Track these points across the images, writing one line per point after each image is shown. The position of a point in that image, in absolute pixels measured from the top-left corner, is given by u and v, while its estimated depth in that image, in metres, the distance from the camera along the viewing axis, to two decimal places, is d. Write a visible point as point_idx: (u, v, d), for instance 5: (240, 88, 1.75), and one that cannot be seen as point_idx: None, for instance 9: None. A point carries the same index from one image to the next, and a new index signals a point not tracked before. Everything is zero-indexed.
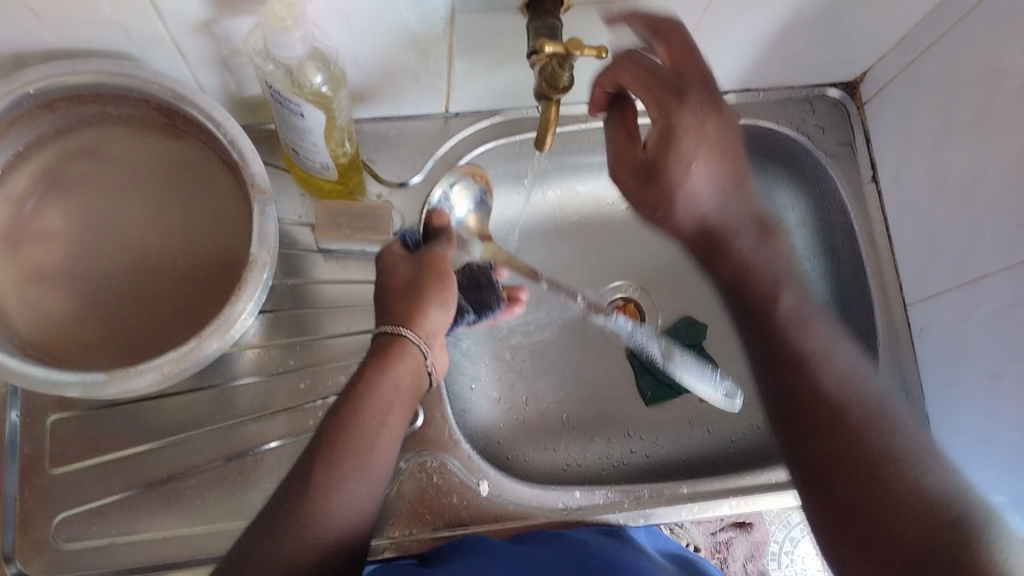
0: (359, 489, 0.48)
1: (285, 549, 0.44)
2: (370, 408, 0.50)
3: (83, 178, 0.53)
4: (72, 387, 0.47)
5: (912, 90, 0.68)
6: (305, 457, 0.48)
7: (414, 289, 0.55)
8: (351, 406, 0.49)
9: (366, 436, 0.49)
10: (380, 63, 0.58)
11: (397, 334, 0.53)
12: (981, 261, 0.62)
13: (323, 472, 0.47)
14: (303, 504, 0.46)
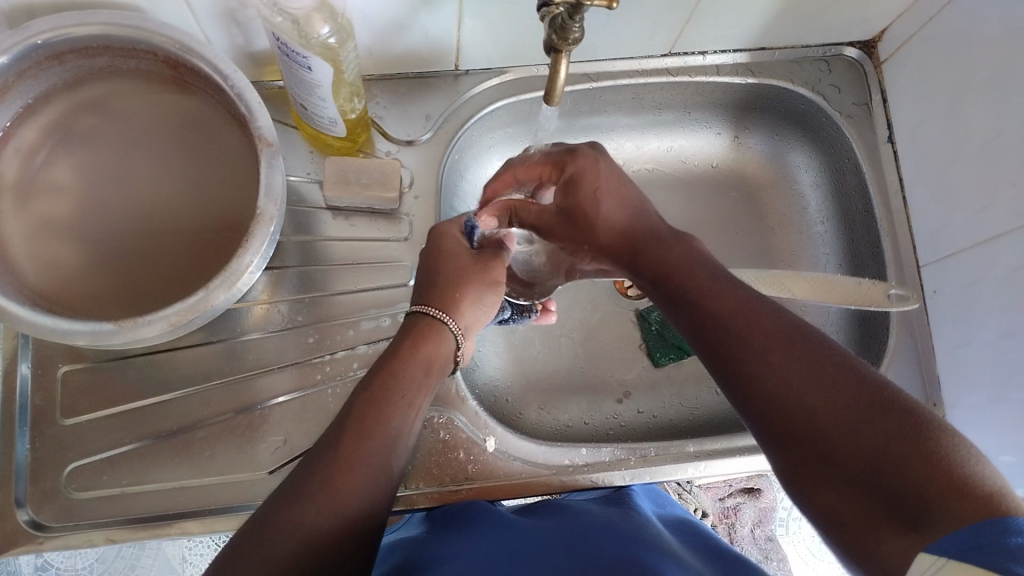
0: (383, 464, 0.46)
1: (312, 512, 0.41)
2: (401, 388, 0.49)
3: (92, 132, 0.53)
4: (81, 336, 0.47)
5: (931, 48, 0.66)
6: (333, 430, 0.46)
7: (454, 281, 0.56)
8: (362, 404, 0.48)
9: (376, 426, 0.46)
10: (387, 18, 0.58)
11: (439, 319, 0.54)
12: (996, 222, 0.61)
13: (352, 442, 0.45)
14: (330, 470, 0.43)
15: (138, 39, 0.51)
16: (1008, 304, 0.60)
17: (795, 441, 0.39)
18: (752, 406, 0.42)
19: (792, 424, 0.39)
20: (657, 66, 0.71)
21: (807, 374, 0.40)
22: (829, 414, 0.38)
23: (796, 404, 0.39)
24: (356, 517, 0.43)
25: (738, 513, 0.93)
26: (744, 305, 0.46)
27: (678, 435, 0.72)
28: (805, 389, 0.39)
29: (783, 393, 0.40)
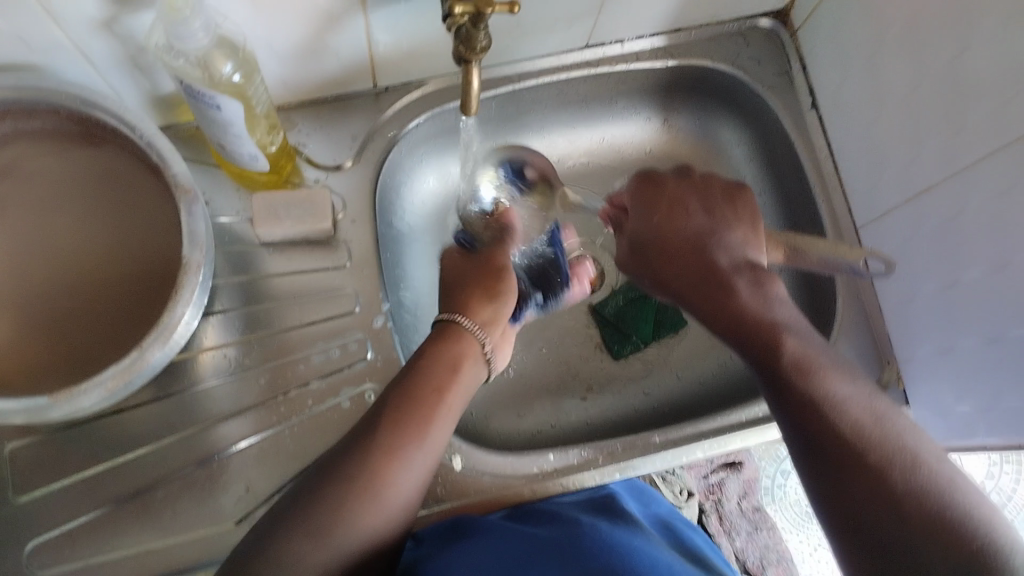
0: (422, 459, 0.49)
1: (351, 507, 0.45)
2: (432, 383, 0.52)
3: (3, 200, 0.51)
4: (15, 414, 0.46)
5: (841, 10, 0.67)
6: (370, 421, 0.50)
7: (465, 288, 0.60)
8: (395, 399, 0.51)
9: (424, 436, 0.49)
10: (296, 45, 0.57)
11: (455, 321, 0.57)
12: (924, 174, 0.62)
13: (390, 439, 0.48)
14: (370, 465, 0.47)
15: (37, 99, 0.50)
16: (946, 254, 0.61)
17: (846, 478, 0.43)
18: (819, 443, 0.46)
19: (860, 467, 0.43)
20: (577, 59, 0.71)
21: (889, 448, 0.44)
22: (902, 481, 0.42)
23: (876, 462, 0.43)
24: (394, 510, 0.47)
25: (722, 488, 0.95)
26: (842, 393, 0.48)
27: (645, 425, 0.73)
28: (890, 452, 0.44)
29: (861, 449, 0.44)
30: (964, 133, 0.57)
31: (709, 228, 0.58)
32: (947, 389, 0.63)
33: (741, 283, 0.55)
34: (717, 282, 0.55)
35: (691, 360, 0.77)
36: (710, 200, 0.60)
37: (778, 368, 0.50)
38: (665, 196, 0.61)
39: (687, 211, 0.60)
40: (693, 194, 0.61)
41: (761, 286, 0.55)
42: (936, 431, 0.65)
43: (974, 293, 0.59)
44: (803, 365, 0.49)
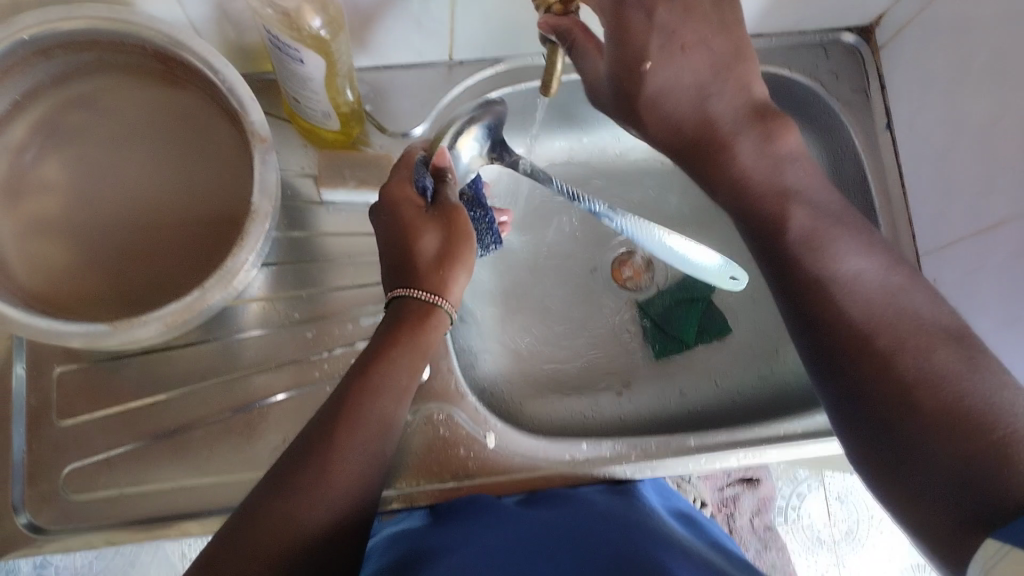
0: (366, 455, 0.47)
1: (292, 510, 0.44)
2: (387, 378, 0.50)
3: (83, 129, 0.53)
4: (74, 337, 0.47)
5: (929, 33, 0.65)
6: (323, 415, 0.48)
7: (447, 255, 0.52)
8: (350, 389, 0.49)
9: (356, 443, 0.47)
10: (380, 7, 0.57)
11: (434, 304, 0.51)
12: (997, 207, 0.60)
13: (338, 434, 0.46)
14: (313, 464, 0.45)
15: (126, 33, 0.50)
16: (1009, 292, 0.60)
17: (878, 421, 0.46)
18: (846, 372, 0.48)
19: (879, 401, 0.46)
20: None
21: (918, 372, 0.45)
22: (932, 411, 0.43)
23: (903, 401, 0.45)
24: (339, 508, 0.46)
25: (737, 502, 0.91)
26: (855, 287, 0.49)
27: (679, 427, 0.72)
28: (919, 385, 0.44)
29: (886, 383, 0.46)
30: None
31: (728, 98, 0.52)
32: None
33: (745, 141, 0.53)
34: (714, 146, 0.53)
35: (731, 368, 0.76)
36: (690, 33, 0.49)
37: (785, 248, 0.52)
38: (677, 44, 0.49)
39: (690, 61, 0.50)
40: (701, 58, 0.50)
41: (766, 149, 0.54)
42: None
43: None
44: (808, 238, 0.51)
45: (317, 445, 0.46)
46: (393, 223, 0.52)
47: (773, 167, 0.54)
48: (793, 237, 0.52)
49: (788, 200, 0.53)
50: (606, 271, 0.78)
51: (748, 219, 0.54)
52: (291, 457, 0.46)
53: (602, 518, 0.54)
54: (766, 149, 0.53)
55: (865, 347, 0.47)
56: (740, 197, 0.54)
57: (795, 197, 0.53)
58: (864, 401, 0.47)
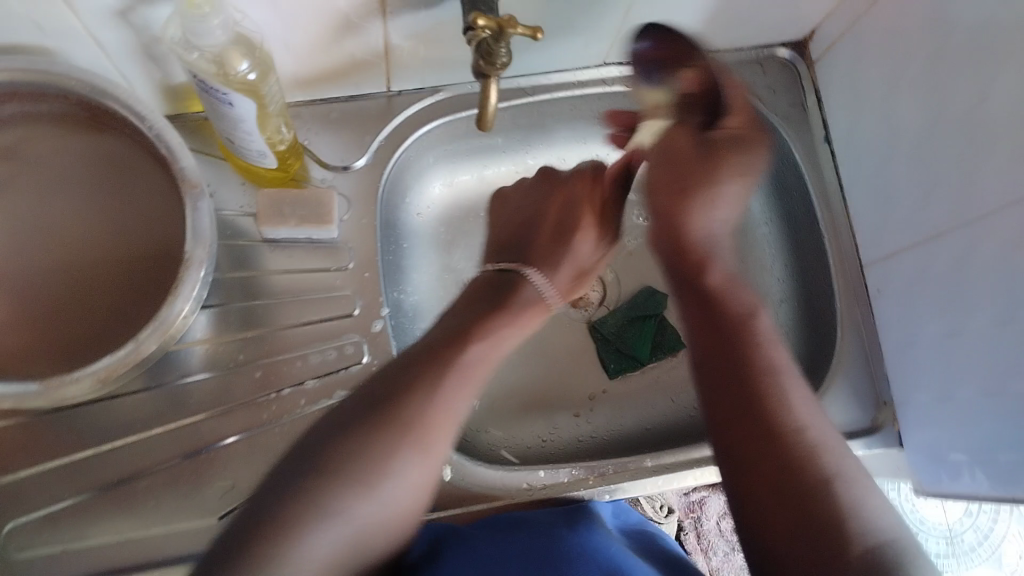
0: (452, 424, 0.47)
1: (358, 457, 0.43)
2: (481, 346, 0.51)
3: (8, 182, 0.51)
4: (7, 398, 0.47)
5: (862, 47, 0.67)
6: (411, 368, 0.48)
7: (562, 221, 0.63)
8: (448, 352, 0.50)
9: (468, 379, 0.49)
10: (313, 44, 0.56)
11: (523, 276, 0.59)
12: (934, 219, 0.62)
13: (429, 390, 0.47)
14: (405, 417, 0.45)
15: (48, 83, 0.50)
16: (950, 300, 0.61)
17: (756, 460, 0.45)
18: (726, 417, 0.47)
19: (797, 481, 0.44)
20: (593, 76, 0.71)
21: (818, 464, 0.44)
22: (839, 506, 0.43)
23: (816, 489, 0.43)
24: (412, 480, 0.45)
25: (703, 506, 0.93)
26: (798, 398, 0.48)
27: (637, 448, 0.73)
28: (819, 480, 0.44)
29: (805, 469, 0.44)
30: (979, 183, 0.57)
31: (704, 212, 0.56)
32: (938, 435, 0.63)
33: (725, 187, 0.56)
34: (696, 268, 0.55)
35: (686, 384, 0.76)
36: (734, 123, 0.57)
37: (726, 319, 0.52)
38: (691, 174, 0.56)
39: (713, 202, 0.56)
40: (728, 195, 0.57)
41: (717, 261, 0.55)
42: (925, 475, 0.65)
43: (976, 341, 0.59)
44: (771, 339, 0.51)
45: (433, 371, 0.48)
46: (542, 186, 0.66)
47: (732, 300, 0.53)
48: (711, 284, 0.54)
49: (726, 295, 0.53)
50: None
51: (716, 309, 0.52)
52: (404, 367, 0.48)
53: (564, 539, 0.55)
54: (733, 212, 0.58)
55: (774, 427, 0.46)
56: (690, 251, 0.56)
57: (763, 309, 0.54)
58: (765, 478, 0.45)
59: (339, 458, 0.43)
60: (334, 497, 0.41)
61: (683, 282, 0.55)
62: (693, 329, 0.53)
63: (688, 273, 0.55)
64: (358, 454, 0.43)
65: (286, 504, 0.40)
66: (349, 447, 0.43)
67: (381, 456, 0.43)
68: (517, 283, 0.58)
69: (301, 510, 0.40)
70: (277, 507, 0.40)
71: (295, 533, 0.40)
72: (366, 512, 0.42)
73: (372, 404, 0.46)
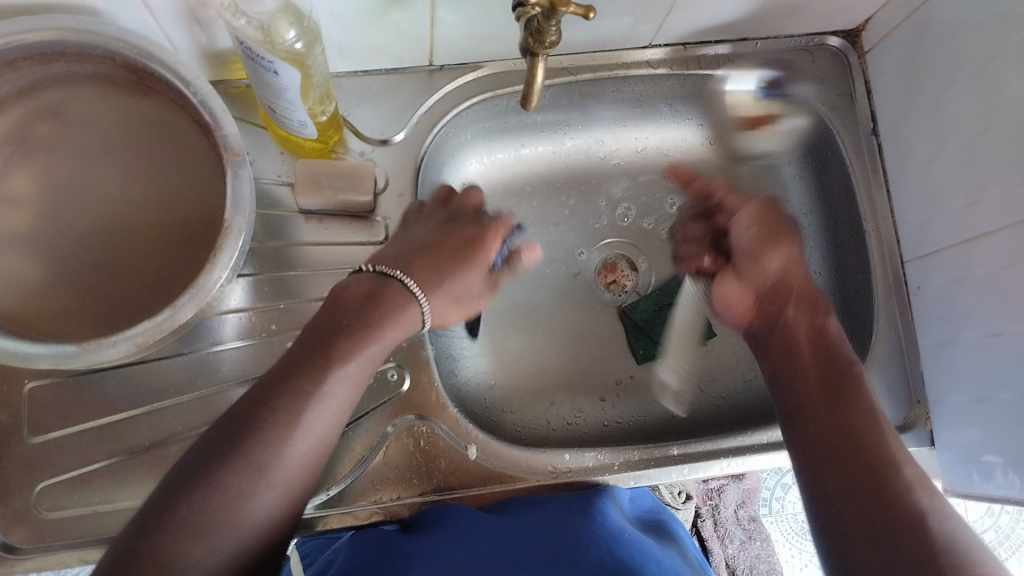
0: (293, 448, 0.46)
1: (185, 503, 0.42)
2: (319, 349, 0.48)
3: (50, 140, 0.51)
4: (44, 360, 0.47)
5: (916, 39, 0.65)
6: (257, 393, 0.47)
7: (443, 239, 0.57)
8: (288, 365, 0.48)
9: (332, 405, 0.48)
10: (358, 15, 0.55)
11: (390, 277, 0.52)
12: (982, 218, 0.60)
13: (252, 416, 0.45)
14: (245, 450, 0.44)
15: (95, 43, 0.49)
16: (993, 303, 0.59)
17: (852, 481, 0.48)
18: (828, 446, 0.50)
19: (899, 510, 0.45)
20: (637, 58, 0.69)
21: (913, 496, 0.46)
22: (971, 543, 0.43)
23: (915, 518, 0.45)
24: (268, 511, 0.45)
25: (722, 494, 0.92)
26: (890, 435, 0.50)
27: (663, 434, 0.72)
28: (919, 507, 0.45)
29: (891, 489, 0.46)
30: None
31: (781, 272, 0.61)
32: (972, 438, 0.62)
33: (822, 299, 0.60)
34: (781, 297, 0.60)
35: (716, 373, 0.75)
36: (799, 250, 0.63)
37: (842, 400, 0.52)
38: (777, 227, 0.63)
39: (773, 254, 0.61)
40: (784, 255, 0.61)
41: (809, 308, 0.59)
42: (957, 476, 0.64)
43: (1017, 346, 0.58)
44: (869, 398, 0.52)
45: (287, 396, 0.46)
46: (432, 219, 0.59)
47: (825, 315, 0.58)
48: (813, 328, 0.57)
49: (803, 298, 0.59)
50: (588, 275, 0.77)
51: (795, 360, 0.56)
52: (280, 379, 0.47)
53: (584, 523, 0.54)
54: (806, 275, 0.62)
55: (868, 467, 0.48)
56: (770, 294, 0.61)
57: (831, 313, 0.58)
58: (859, 488, 0.47)
59: (181, 513, 0.42)
60: (179, 549, 0.41)
61: (767, 330, 0.60)
62: (778, 389, 0.56)
63: (774, 305, 0.60)
64: (202, 506, 0.42)
65: (139, 560, 0.40)
66: (196, 497, 0.42)
67: (227, 502, 0.43)
68: (387, 292, 0.52)
69: (149, 564, 0.40)
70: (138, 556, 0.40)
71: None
72: (227, 550, 0.43)
73: (223, 445, 0.44)
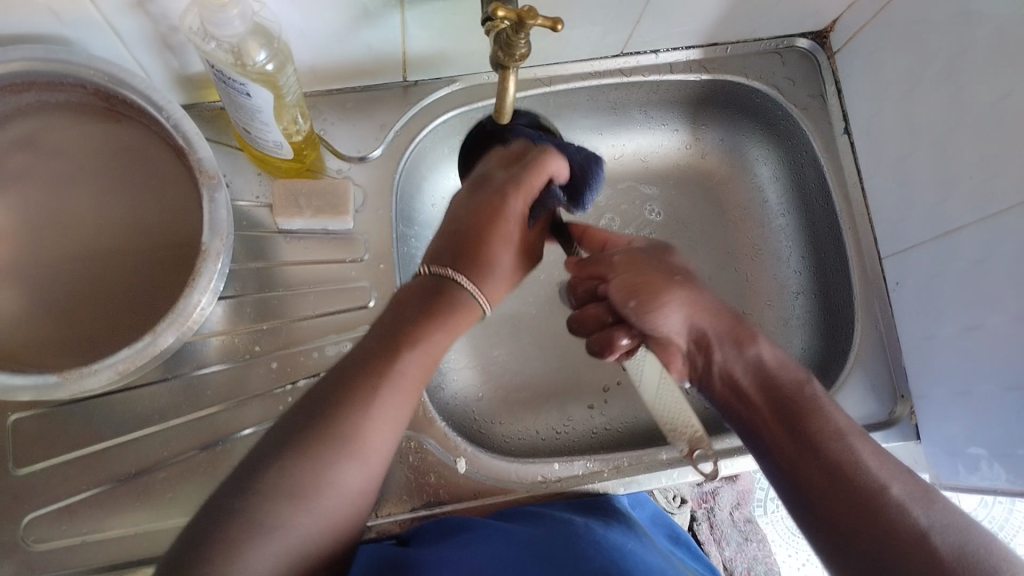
0: (374, 431, 0.47)
1: (271, 475, 0.43)
2: (387, 344, 0.50)
3: (24, 171, 0.51)
4: (24, 391, 0.46)
5: (883, 38, 0.66)
6: (326, 386, 0.48)
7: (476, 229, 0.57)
8: (354, 363, 0.49)
9: (405, 393, 0.50)
10: (329, 34, 0.56)
11: (443, 274, 0.55)
12: (955, 212, 0.61)
13: (331, 405, 0.47)
14: (326, 432, 0.45)
15: (66, 72, 0.49)
16: (970, 295, 0.60)
17: (843, 513, 0.45)
18: (803, 481, 0.47)
19: (852, 487, 0.45)
20: (610, 66, 0.70)
21: (911, 516, 0.43)
22: (943, 517, 0.44)
23: (875, 489, 0.45)
24: (352, 489, 0.46)
25: (716, 496, 0.90)
26: (867, 453, 0.47)
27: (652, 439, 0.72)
28: (881, 481, 0.45)
29: (855, 477, 0.46)
30: (1001, 177, 0.57)
31: (688, 334, 0.57)
32: (955, 431, 0.63)
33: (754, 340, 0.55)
34: (707, 347, 0.56)
35: None
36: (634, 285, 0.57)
37: (806, 430, 0.49)
38: (650, 289, 0.56)
39: (666, 313, 0.56)
40: (682, 302, 0.56)
41: (740, 348, 0.55)
42: (942, 469, 0.65)
43: (995, 337, 0.58)
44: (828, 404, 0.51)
45: (364, 382, 0.48)
46: (475, 197, 0.58)
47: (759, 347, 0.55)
48: (747, 364, 0.54)
49: (731, 348, 0.55)
50: None
51: (755, 408, 0.52)
52: (348, 374, 0.48)
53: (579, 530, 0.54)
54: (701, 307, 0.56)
55: (850, 494, 0.45)
56: (748, 383, 0.53)
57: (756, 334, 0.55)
58: (853, 523, 0.44)
59: (277, 481, 0.43)
60: (270, 516, 0.42)
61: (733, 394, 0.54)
62: (750, 432, 0.53)
63: (750, 412, 0.53)
64: (290, 475, 0.44)
65: (228, 522, 0.41)
66: (281, 474, 0.43)
67: (318, 474, 0.44)
68: (450, 289, 0.54)
69: (240, 529, 0.41)
70: (214, 535, 0.41)
71: (232, 549, 0.40)
72: (314, 527, 0.44)
73: (306, 426, 0.46)
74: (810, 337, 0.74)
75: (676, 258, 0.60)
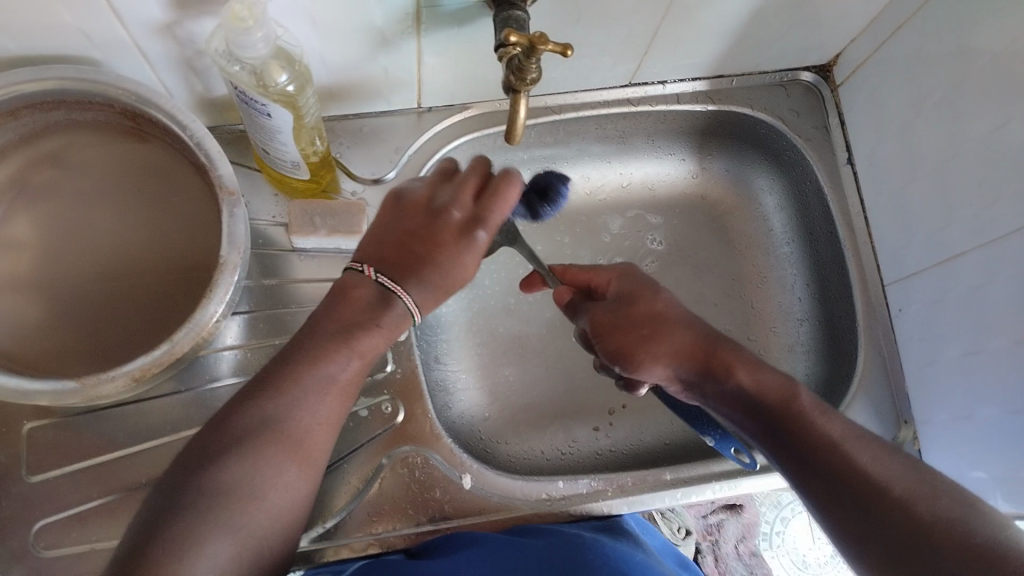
0: (305, 417, 0.47)
1: (207, 477, 0.43)
2: (314, 343, 0.49)
3: (53, 187, 0.53)
4: (43, 396, 0.47)
5: (886, 71, 0.67)
6: (246, 391, 0.47)
7: (435, 238, 0.51)
8: (280, 364, 0.49)
9: (341, 393, 0.49)
10: (347, 60, 0.58)
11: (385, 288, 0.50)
12: (955, 240, 0.62)
13: (256, 402, 0.46)
14: (260, 429, 0.45)
15: (95, 92, 0.51)
16: (970, 323, 0.61)
17: (851, 513, 0.45)
18: (813, 487, 0.48)
19: (855, 488, 0.46)
20: (619, 96, 0.72)
21: (919, 507, 0.44)
22: (945, 511, 0.44)
23: (876, 487, 0.45)
24: (290, 484, 0.46)
25: (721, 529, 0.90)
26: (865, 454, 0.47)
27: (654, 461, 0.72)
28: (880, 484, 0.45)
29: (858, 477, 0.46)
30: (999, 204, 0.58)
31: (673, 376, 0.56)
32: (960, 456, 0.63)
33: (735, 362, 0.53)
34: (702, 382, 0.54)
35: None
36: (623, 336, 0.55)
37: (804, 440, 0.49)
38: (627, 353, 0.55)
39: (648, 368, 0.55)
40: (659, 357, 0.54)
41: (727, 379, 0.52)
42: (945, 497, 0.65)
43: (996, 363, 0.59)
44: (820, 411, 0.50)
45: (291, 377, 0.48)
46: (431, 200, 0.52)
47: (744, 365, 0.53)
48: (735, 391, 0.52)
49: (720, 375, 0.53)
50: None
51: (756, 422, 0.52)
52: (275, 374, 0.48)
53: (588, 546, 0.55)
54: (682, 350, 0.54)
55: (857, 494, 0.46)
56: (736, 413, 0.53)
57: (740, 357, 0.53)
58: (860, 522, 0.45)
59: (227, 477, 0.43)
60: (225, 509, 0.42)
61: (724, 405, 0.53)
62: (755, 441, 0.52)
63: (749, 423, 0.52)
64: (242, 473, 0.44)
65: (181, 516, 0.41)
66: (216, 471, 0.43)
67: (255, 469, 0.44)
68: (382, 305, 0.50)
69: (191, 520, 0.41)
70: (154, 537, 0.40)
71: (194, 543, 0.40)
72: (256, 520, 0.44)
73: (251, 426, 0.45)
74: (814, 364, 0.75)
75: (653, 302, 0.56)
